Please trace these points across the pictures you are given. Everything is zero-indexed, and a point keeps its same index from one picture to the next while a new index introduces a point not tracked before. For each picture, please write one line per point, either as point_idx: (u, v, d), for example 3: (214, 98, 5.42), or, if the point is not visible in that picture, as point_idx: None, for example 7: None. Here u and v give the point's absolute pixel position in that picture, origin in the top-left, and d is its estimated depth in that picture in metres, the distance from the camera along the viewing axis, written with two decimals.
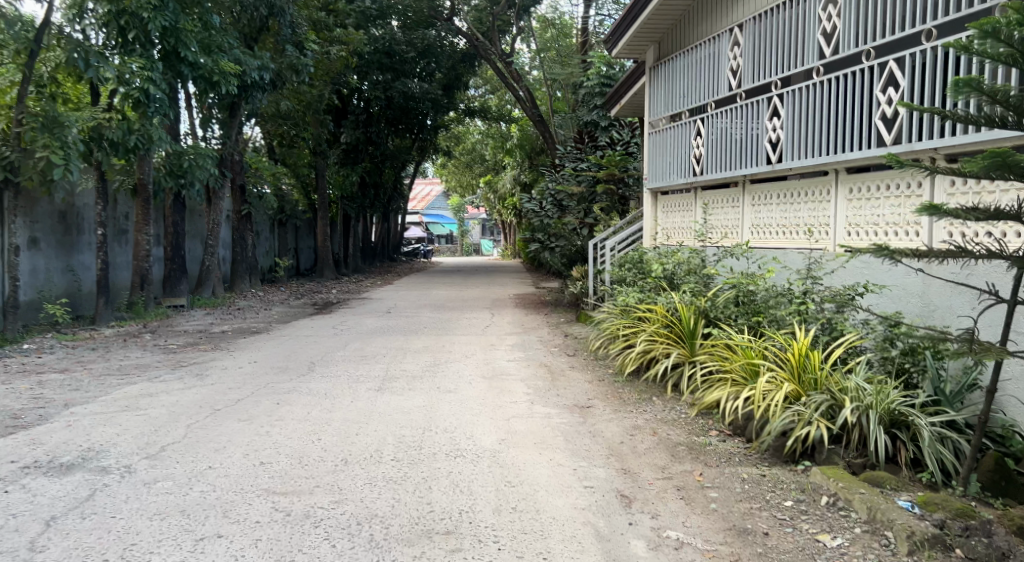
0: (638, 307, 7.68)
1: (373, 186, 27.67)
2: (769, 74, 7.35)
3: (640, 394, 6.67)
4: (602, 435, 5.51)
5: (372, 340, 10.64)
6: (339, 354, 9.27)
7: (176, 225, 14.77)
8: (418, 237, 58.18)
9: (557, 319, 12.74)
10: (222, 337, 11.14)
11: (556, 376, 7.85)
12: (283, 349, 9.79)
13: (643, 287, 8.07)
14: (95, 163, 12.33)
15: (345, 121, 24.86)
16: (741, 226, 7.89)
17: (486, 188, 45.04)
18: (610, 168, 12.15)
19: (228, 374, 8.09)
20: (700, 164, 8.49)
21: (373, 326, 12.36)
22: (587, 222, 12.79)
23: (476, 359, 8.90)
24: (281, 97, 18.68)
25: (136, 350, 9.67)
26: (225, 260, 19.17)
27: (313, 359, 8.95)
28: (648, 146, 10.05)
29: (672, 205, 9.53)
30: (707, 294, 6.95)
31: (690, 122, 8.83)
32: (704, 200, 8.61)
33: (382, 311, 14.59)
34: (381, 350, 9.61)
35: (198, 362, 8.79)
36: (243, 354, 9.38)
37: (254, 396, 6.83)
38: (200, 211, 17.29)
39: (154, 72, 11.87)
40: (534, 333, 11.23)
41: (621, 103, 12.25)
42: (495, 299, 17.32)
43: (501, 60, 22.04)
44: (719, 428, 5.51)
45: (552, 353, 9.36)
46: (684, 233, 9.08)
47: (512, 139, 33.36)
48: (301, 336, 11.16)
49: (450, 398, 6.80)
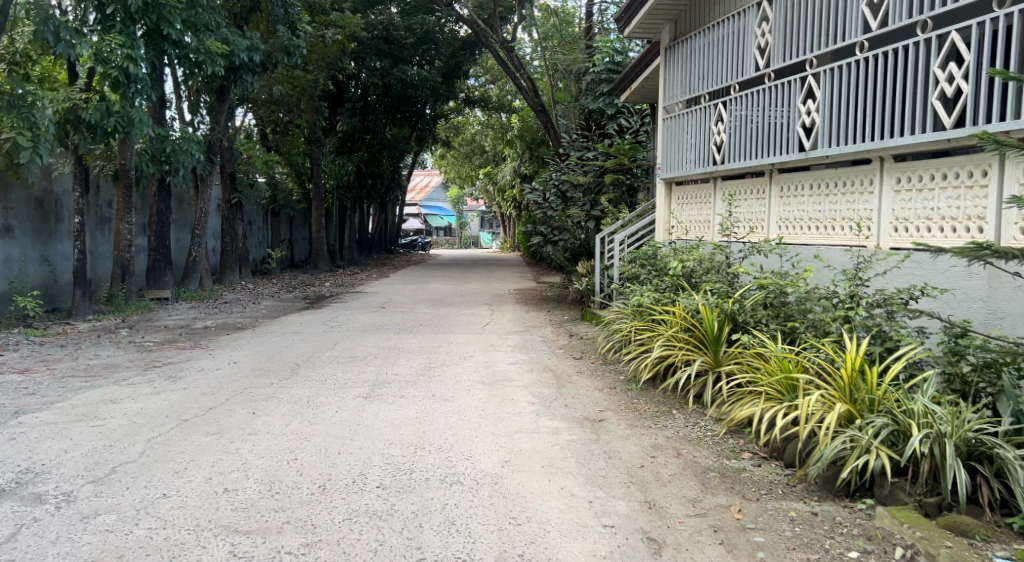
0: (654, 307, 7.00)
1: (370, 176, 26.89)
2: (803, 52, 6.66)
3: (658, 406, 6.01)
4: (619, 458, 4.83)
5: (363, 338, 9.94)
6: (327, 355, 8.56)
7: (161, 213, 14.02)
8: (417, 229, 57.40)
9: (560, 317, 12.03)
10: (204, 333, 10.42)
11: (563, 382, 7.16)
12: (268, 348, 9.08)
13: (658, 285, 7.39)
14: (72, 146, 11.62)
15: (342, 109, 24.20)
16: (767, 220, 7.21)
17: (485, 180, 44.21)
18: (619, 157, 11.40)
19: (204, 376, 7.39)
20: (722, 153, 7.80)
21: (366, 322, 11.65)
22: (594, 215, 12.02)
23: (476, 363, 8.20)
24: (273, 82, 17.96)
25: (108, 347, 8.96)
26: (215, 250, 18.47)
27: (299, 360, 8.25)
28: (662, 132, 9.35)
29: (688, 196, 8.83)
30: (733, 294, 6.27)
31: (710, 106, 8.16)
32: (725, 191, 7.93)
33: (376, 307, 13.88)
34: (373, 351, 8.91)
35: (174, 362, 8.10)
36: (224, 353, 8.68)
37: (228, 404, 6.14)
38: (188, 199, 16.57)
39: (135, 50, 11.13)
40: (536, 332, 10.58)
41: (631, 89, 11.44)
42: (494, 294, 16.63)
43: (502, 47, 21.27)
44: (753, 451, 4.85)
45: (557, 355, 8.67)
46: (702, 227, 8.40)
47: (512, 129, 32.70)
48: (289, 333, 10.45)
49: (446, 408, 6.11)
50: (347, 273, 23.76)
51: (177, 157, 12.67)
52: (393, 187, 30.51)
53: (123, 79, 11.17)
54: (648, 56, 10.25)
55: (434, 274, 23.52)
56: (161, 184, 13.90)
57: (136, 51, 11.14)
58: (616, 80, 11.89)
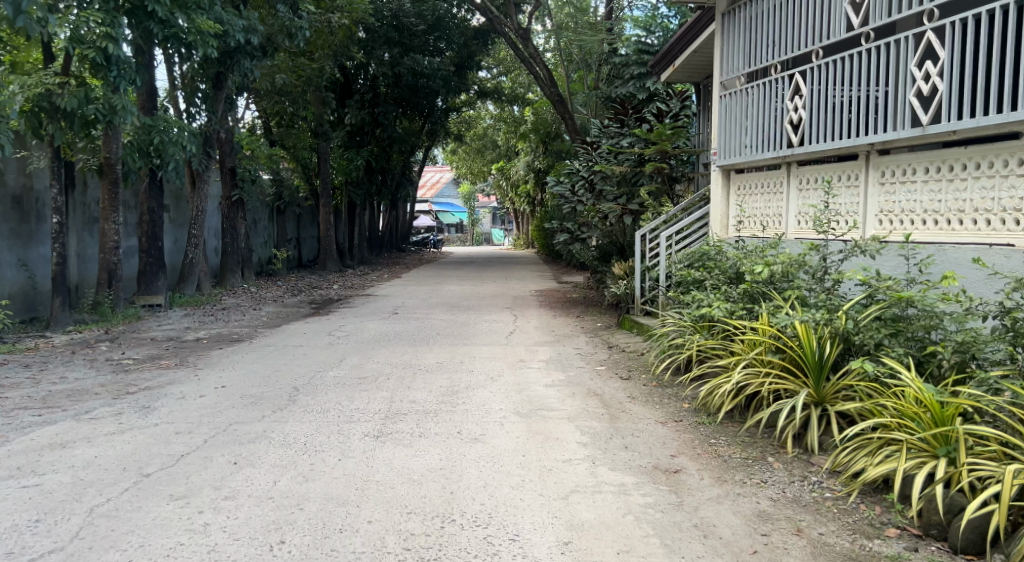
0: (730, 323, 5.71)
1: (381, 171, 25.71)
2: (917, 2, 5.35)
3: (746, 452, 4.75)
4: (719, 537, 3.57)
5: (373, 353, 8.69)
6: (331, 376, 7.32)
7: (153, 211, 12.82)
8: (427, 227, 56.19)
9: (593, 325, 10.73)
10: (195, 348, 9.20)
11: (617, 414, 5.88)
12: (263, 367, 7.85)
13: (731, 295, 6.10)
14: (47, 136, 10.49)
15: (350, 101, 23.09)
16: (861, 215, 5.92)
17: (498, 175, 42.86)
18: (660, 144, 10.04)
19: (183, 406, 6.16)
20: (801, 132, 6.51)
21: (377, 332, 10.39)
22: (631, 209, 10.76)
23: (505, 386, 6.93)
24: (275, 70, 16.71)
25: (79, 368, 7.74)
26: (215, 250, 17.31)
27: (298, 383, 7.02)
28: (720, 111, 8.06)
29: (753, 185, 7.53)
30: (837, 309, 4.99)
31: (783, 79, 6.88)
32: (803, 179, 6.65)
33: (387, 313, 12.63)
34: (385, 370, 7.65)
35: (152, 387, 6.87)
36: (213, 375, 7.44)
37: (205, 450, 4.91)
38: (185, 196, 15.42)
39: (116, 29, 9.94)
40: (569, 343, 9.32)
41: (675, 67, 10.07)
42: (515, 296, 15.36)
43: (517, 33, 20.06)
44: (902, 526, 3.57)
45: (599, 374, 7.40)
46: (772, 222, 7.12)
47: (526, 123, 31.38)
48: (290, 347, 9.21)
49: (477, 454, 4.86)
50: (356, 273, 22.54)
51: (166, 149, 11.52)
52: (406, 184, 29.11)
53: (102, 62, 9.97)
54: (696, 23, 8.93)
55: (449, 273, 22.32)
56: (153, 179, 12.72)
57: (117, 30, 9.93)
58: (657, 56, 10.57)
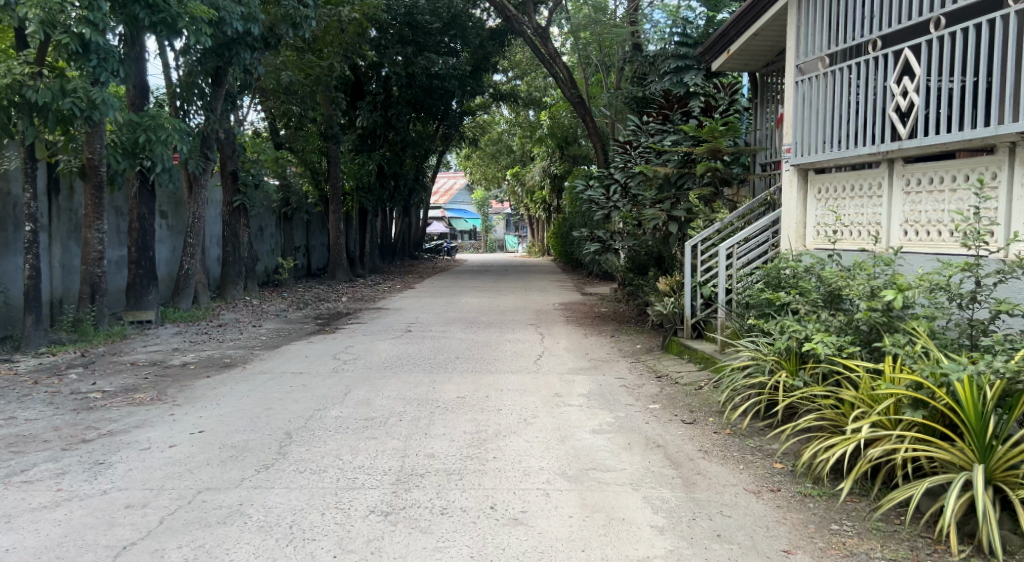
0: (843, 363, 4.47)
1: (393, 177, 24.57)
2: None
3: (891, 550, 3.49)
4: None
5: (384, 383, 7.46)
6: (333, 417, 6.08)
7: (143, 218, 11.67)
8: (439, 233, 55.12)
9: (632, 348, 9.45)
10: (179, 376, 7.99)
11: (692, 478, 4.60)
12: (254, 403, 6.63)
13: (834, 324, 4.85)
14: (19, 134, 9.43)
15: (362, 103, 22.05)
16: (1005, 226, 4.64)
17: (512, 181, 41.64)
18: (712, 141, 8.72)
19: (146, 462, 4.94)
20: (915, 124, 5.27)
21: (388, 355, 9.15)
22: (677, 216, 9.45)
23: (543, 432, 5.66)
24: (281, 67, 15.61)
25: (35, 405, 6.52)
26: (216, 260, 16.16)
27: (291, 428, 5.78)
28: (797, 99, 6.81)
29: (840, 188, 6.28)
30: (1008, 351, 3.72)
31: (887, 59, 5.64)
32: (915, 181, 5.40)
33: (399, 331, 11.37)
34: (397, 407, 6.42)
35: (114, 432, 5.65)
36: (192, 414, 6.22)
37: (157, 539, 3.69)
38: (182, 200, 14.33)
39: (96, 12, 8.79)
40: (609, 371, 8.07)
41: (730, 52, 8.74)
42: (537, 311, 14.12)
43: (536, 33, 18.87)
44: None
45: (655, 415, 6.14)
46: (868, 233, 5.89)
47: (542, 128, 30.20)
48: (287, 376, 7.97)
49: (522, 546, 3.61)
50: (368, 283, 21.37)
51: (153, 149, 10.23)
52: (419, 190, 27.96)
53: (79, 50, 8.88)
54: (756, 2, 7.69)
55: (464, 284, 21.09)
56: (143, 182, 11.61)
57: (97, 12, 8.78)
58: (708, 45, 9.27)
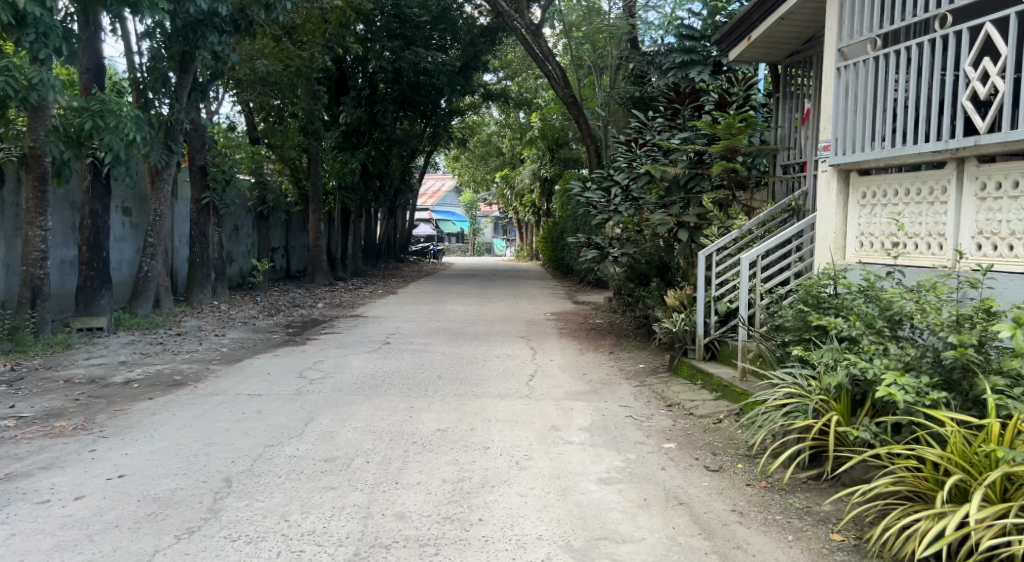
0: (930, 415, 3.50)
1: (378, 176, 23.48)
2: None
3: None
4: None
5: (353, 410, 6.43)
6: (286, 458, 5.05)
7: (95, 215, 10.52)
8: (425, 236, 54.08)
9: (635, 368, 8.47)
10: (116, 397, 6.91)
11: (731, 554, 3.63)
12: (194, 437, 5.58)
13: (910, 362, 3.89)
14: None
15: (345, 98, 20.88)
16: None
17: (501, 184, 40.66)
18: (730, 139, 7.76)
19: (36, 524, 3.90)
20: (999, 117, 4.32)
21: (361, 373, 8.11)
22: (689, 221, 8.54)
23: (541, 481, 4.66)
24: (256, 54, 14.49)
25: None
26: (183, 260, 15.06)
27: (232, 472, 4.75)
28: (840, 89, 5.85)
29: (892, 193, 5.32)
30: None
31: (957, 37, 4.71)
32: (992, 186, 4.47)
33: (377, 343, 10.33)
34: (365, 444, 5.40)
35: (11, 478, 4.59)
36: (117, 451, 5.16)
37: None
38: (143, 196, 13.22)
39: None
40: (612, 397, 7.08)
41: (751, 39, 7.81)
42: (528, 321, 13.11)
43: (529, 30, 17.82)
44: None
45: (673, 458, 5.15)
46: (928, 248, 4.94)
47: (531, 130, 29.16)
48: (242, 398, 6.92)
49: None
50: (348, 287, 20.31)
51: (102, 137, 9.09)
52: (405, 191, 26.91)
53: (11, 22, 7.76)
54: None
55: (450, 289, 20.06)
56: (96, 173, 10.45)
57: None
58: (722, 30, 8.28)
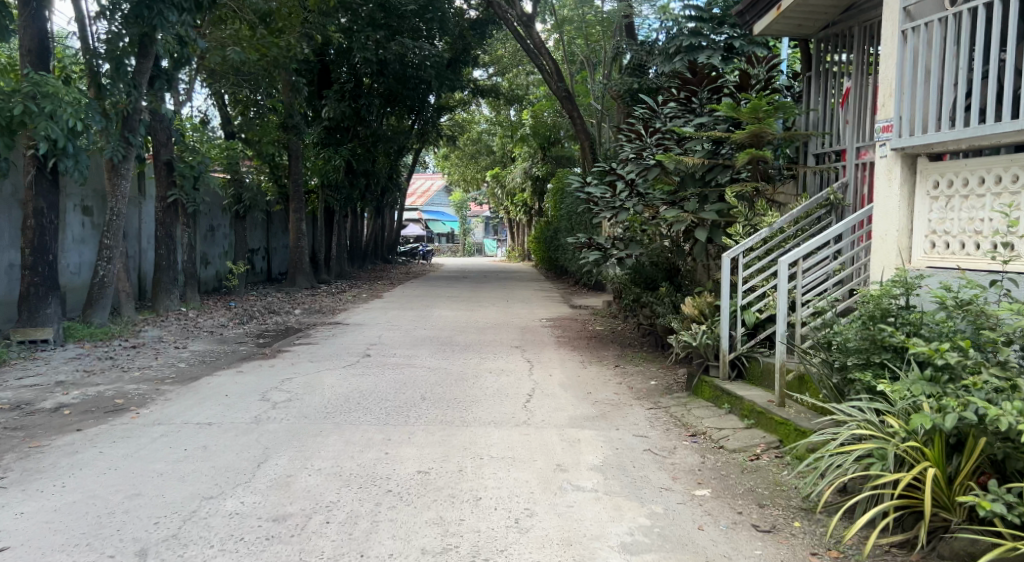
0: None
1: (364, 175, 22.39)
2: None
3: None
4: None
5: (318, 444, 5.36)
6: (223, 519, 3.98)
7: (40, 214, 9.39)
8: (414, 236, 52.91)
9: (647, 385, 7.44)
10: (37, 429, 5.79)
11: None
12: (113, 485, 4.49)
13: None
14: None
15: (328, 92, 19.77)
16: None
17: (492, 183, 39.61)
18: (756, 124, 6.76)
19: None
20: None
21: (333, 395, 7.03)
22: (708, 218, 7.52)
23: (547, 550, 3.62)
24: (227, 41, 13.35)
25: None
26: (150, 263, 13.93)
27: (151, 541, 3.68)
28: (905, 57, 4.85)
29: (976, 182, 4.33)
30: None
31: None
32: None
33: (355, 356, 9.23)
34: (326, 495, 4.34)
35: None
36: (9, 510, 4.08)
37: None
38: (101, 192, 12.08)
39: None
40: (623, 423, 6.05)
41: (780, 8, 6.86)
42: (522, 328, 12.04)
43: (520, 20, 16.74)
44: None
45: (711, 512, 4.12)
46: None
47: (523, 127, 28.06)
48: (188, 429, 5.84)
49: None
50: (332, 291, 19.21)
51: (36, 124, 8.06)
52: (393, 189, 25.82)
53: None
54: None
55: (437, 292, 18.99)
56: (41, 166, 9.34)
57: None
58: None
